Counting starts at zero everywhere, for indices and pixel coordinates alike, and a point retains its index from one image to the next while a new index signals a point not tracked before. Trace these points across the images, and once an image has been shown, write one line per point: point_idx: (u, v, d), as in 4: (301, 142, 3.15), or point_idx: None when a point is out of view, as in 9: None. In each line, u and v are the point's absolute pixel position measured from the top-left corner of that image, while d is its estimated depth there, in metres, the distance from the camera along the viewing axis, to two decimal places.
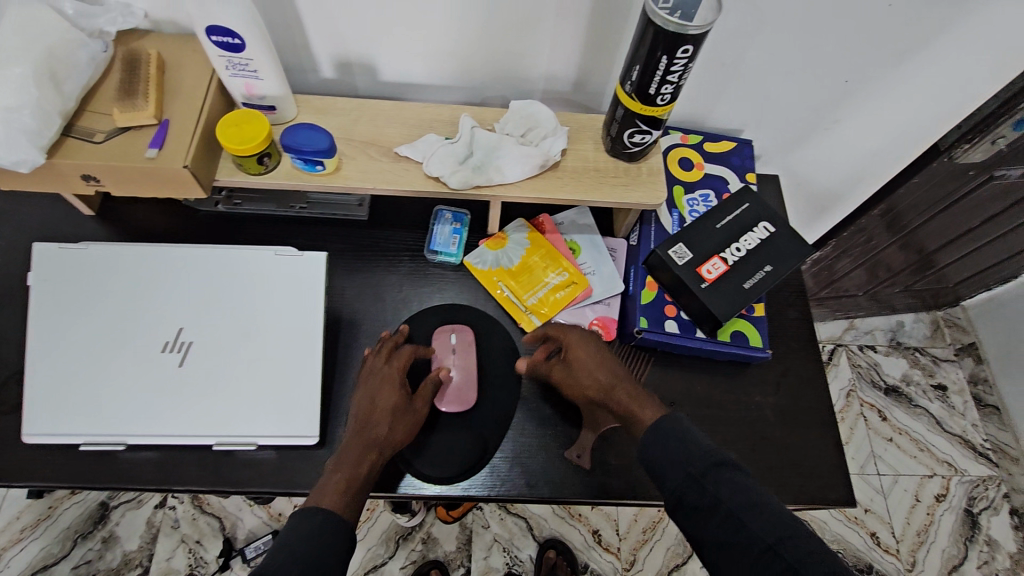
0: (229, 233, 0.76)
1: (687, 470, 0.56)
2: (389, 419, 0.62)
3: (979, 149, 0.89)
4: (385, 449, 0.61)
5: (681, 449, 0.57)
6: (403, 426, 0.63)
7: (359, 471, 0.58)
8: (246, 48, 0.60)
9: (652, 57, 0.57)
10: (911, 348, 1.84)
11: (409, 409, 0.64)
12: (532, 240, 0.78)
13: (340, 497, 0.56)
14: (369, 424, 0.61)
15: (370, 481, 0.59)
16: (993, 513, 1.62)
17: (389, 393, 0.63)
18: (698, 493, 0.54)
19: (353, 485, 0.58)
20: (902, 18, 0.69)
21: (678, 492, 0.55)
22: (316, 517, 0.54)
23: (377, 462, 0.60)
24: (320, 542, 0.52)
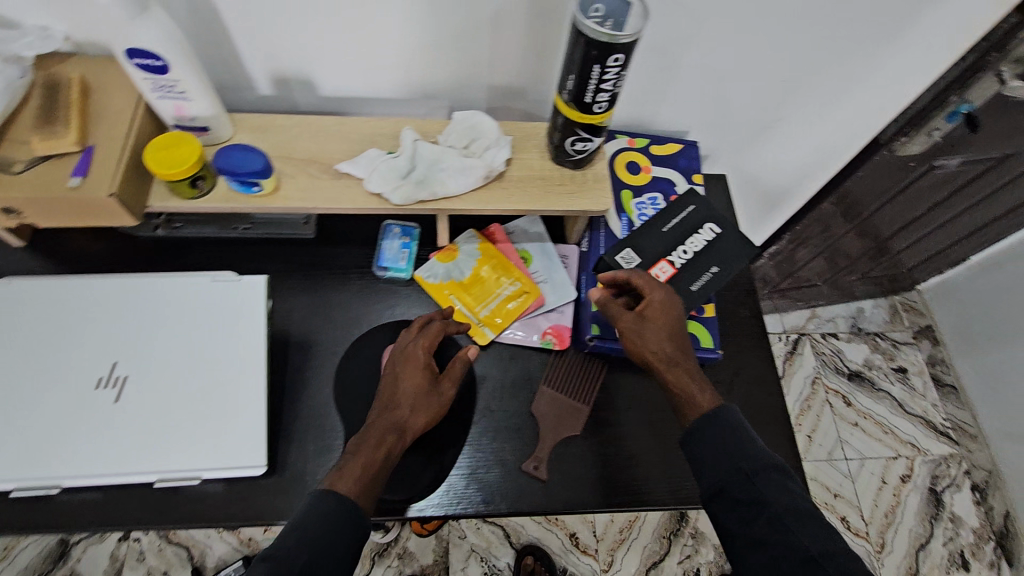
0: (169, 258, 0.74)
1: (738, 466, 0.58)
2: (414, 401, 0.62)
3: (917, 142, 0.91)
4: (407, 433, 0.60)
5: (735, 446, 0.59)
6: (427, 410, 0.62)
7: (378, 453, 0.58)
8: (170, 70, 0.58)
9: (585, 66, 0.58)
10: (872, 334, 1.88)
11: (435, 392, 0.64)
12: (483, 251, 0.78)
13: (355, 481, 0.55)
14: (392, 408, 0.61)
15: (390, 465, 0.58)
16: (956, 490, 1.68)
17: (414, 374, 0.63)
18: (744, 489, 0.57)
19: (370, 471, 0.56)
20: (830, 18, 0.70)
21: (722, 484, 0.58)
22: (330, 500, 0.53)
23: (397, 446, 0.59)
24: (331, 531, 0.51)
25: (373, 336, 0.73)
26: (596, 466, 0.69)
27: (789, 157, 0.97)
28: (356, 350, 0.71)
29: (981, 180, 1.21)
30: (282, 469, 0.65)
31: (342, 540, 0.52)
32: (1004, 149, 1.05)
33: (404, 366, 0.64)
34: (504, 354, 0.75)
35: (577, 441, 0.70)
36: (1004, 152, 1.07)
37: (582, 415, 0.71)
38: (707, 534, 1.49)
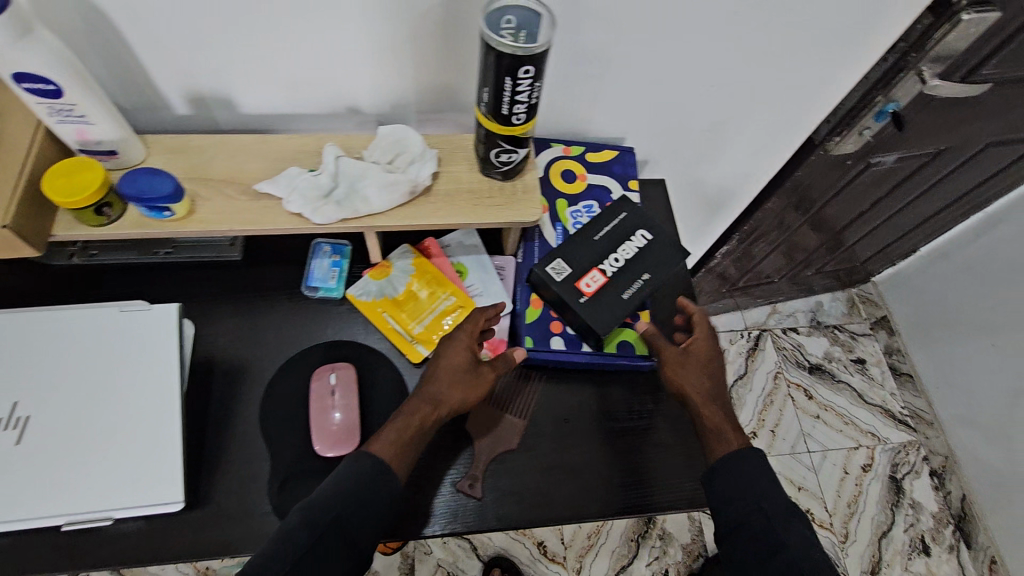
0: (86, 287, 0.71)
1: (759, 505, 0.65)
2: (451, 379, 0.65)
3: (850, 142, 0.92)
4: (443, 411, 0.65)
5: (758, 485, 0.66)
6: (462, 388, 0.65)
7: (412, 422, 0.63)
8: (65, 94, 0.55)
9: (498, 80, 0.57)
10: (831, 326, 1.91)
11: (474, 372, 0.66)
12: (419, 266, 0.76)
13: (391, 447, 0.61)
14: (431, 383, 0.66)
15: (423, 435, 0.63)
16: (915, 476, 1.71)
17: (462, 355, 0.66)
18: (761, 524, 0.64)
19: (404, 441, 0.62)
20: (750, 26, 0.70)
21: (743, 518, 0.65)
22: (367, 461, 0.60)
23: (430, 417, 0.64)
24: (370, 489, 0.59)
25: (303, 359, 0.71)
26: (533, 482, 0.71)
27: (728, 159, 0.97)
28: (286, 374, 0.70)
29: (920, 175, 1.24)
30: (209, 500, 0.63)
31: (375, 502, 0.59)
32: (937, 144, 1.07)
33: (448, 344, 0.67)
34: None
35: (513, 456, 0.72)
36: (937, 147, 1.09)
37: (518, 429, 0.73)
38: (675, 534, 1.49)
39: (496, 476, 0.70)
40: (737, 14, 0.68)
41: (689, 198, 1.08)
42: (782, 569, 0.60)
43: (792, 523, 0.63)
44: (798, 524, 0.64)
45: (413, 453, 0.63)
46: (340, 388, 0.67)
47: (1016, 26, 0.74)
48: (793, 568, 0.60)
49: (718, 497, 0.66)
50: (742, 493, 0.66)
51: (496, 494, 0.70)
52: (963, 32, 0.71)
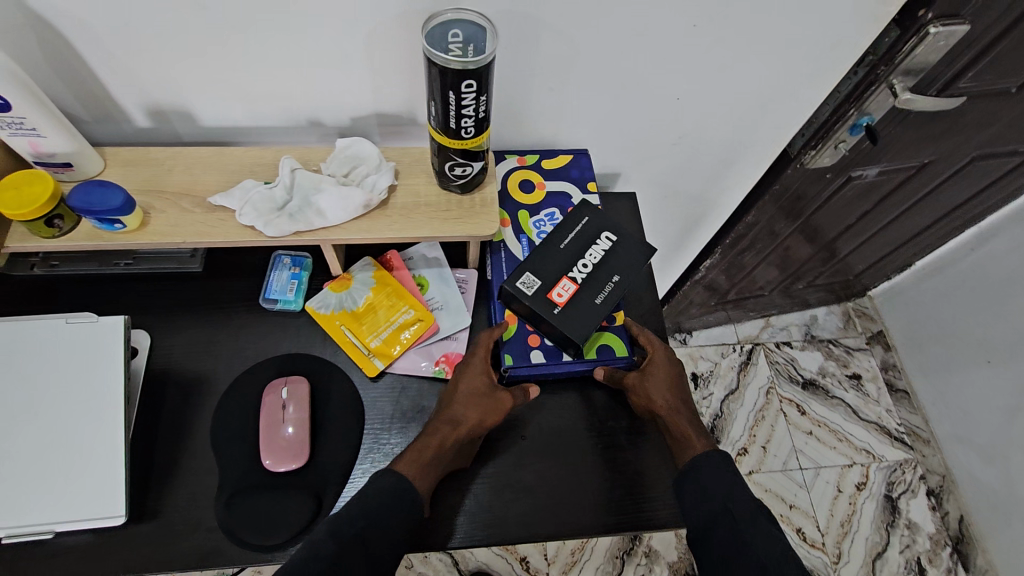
0: (46, 298, 0.71)
1: (726, 507, 0.64)
2: (469, 401, 0.67)
3: (827, 155, 0.89)
4: (463, 432, 0.66)
5: (729, 486, 0.65)
6: (480, 410, 0.67)
7: (433, 441, 0.64)
8: (14, 107, 0.56)
9: (442, 94, 0.57)
10: (825, 340, 1.88)
11: (491, 396, 0.68)
12: (380, 278, 0.76)
13: (413, 464, 0.63)
14: (450, 404, 0.68)
15: (443, 456, 0.65)
16: (911, 496, 1.67)
17: (480, 378, 0.69)
18: (729, 529, 0.62)
19: (426, 458, 0.63)
20: (709, 38, 0.70)
21: (709, 523, 0.63)
22: (390, 477, 0.61)
23: (450, 437, 0.65)
24: (396, 505, 0.60)
25: (257, 372, 0.71)
26: (486, 501, 0.69)
27: (702, 172, 0.96)
28: (240, 386, 0.69)
29: (906, 188, 1.22)
30: (157, 514, 0.62)
31: (399, 515, 0.60)
32: (919, 157, 1.06)
33: (466, 368, 0.70)
34: (396, 385, 0.72)
35: (467, 473, 0.70)
36: (921, 160, 1.08)
37: (477, 446, 0.71)
38: (662, 552, 1.46)
39: (450, 493, 0.69)
40: (694, 27, 0.68)
41: (666, 210, 1.07)
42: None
43: (755, 517, 0.63)
44: (765, 523, 0.63)
45: (433, 471, 0.64)
46: (291, 402, 0.66)
47: (986, 39, 0.73)
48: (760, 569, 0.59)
49: (686, 496, 0.66)
50: (710, 495, 0.65)
51: (450, 511, 0.68)
52: (931, 45, 0.69)
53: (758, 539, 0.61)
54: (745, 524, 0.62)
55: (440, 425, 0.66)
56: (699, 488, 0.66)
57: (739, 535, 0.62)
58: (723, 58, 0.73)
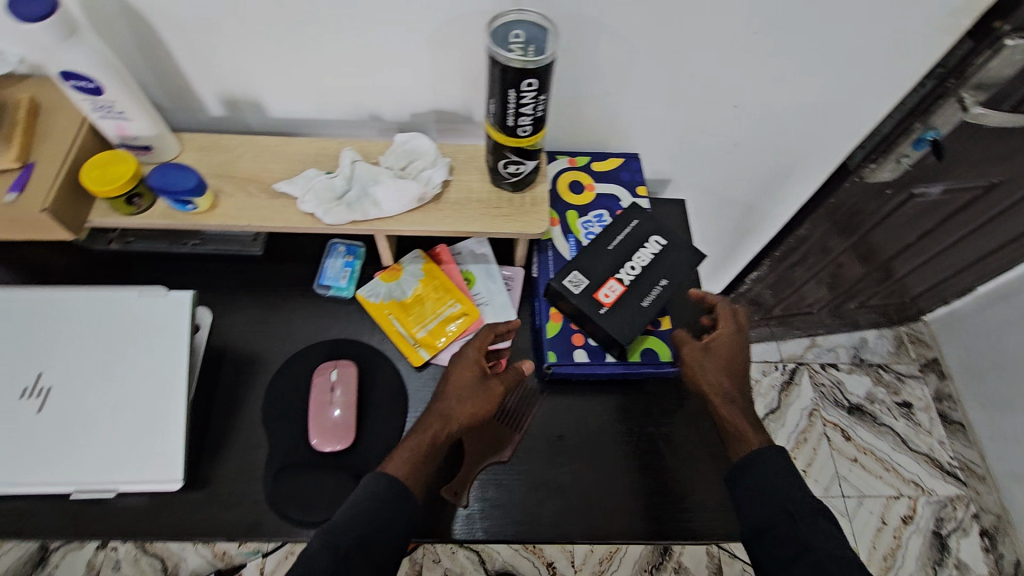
0: (120, 272, 0.76)
1: (786, 508, 0.61)
2: (459, 395, 0.65)
3: (888, 167, 0.87)
4: (453, 425, 0.64)
5: (786, 487, 0.62)
6: (472, 403, 0.64)
7: (423, 439, 0.62)
8: (105, 91, 0.60)
9: (502, 92, 0.58)
10: (875, 365, 1.81)
11: (482, 386, 0.66)
12: (428, 270, 0.77)
13: (404, 465, 0.60)
14: (438, 399, 0.65)
15: (435, 453, 0.63)
16: (962, 534, 1.58)
17: (468, 370, 0.66)
18: (790, 531, 0.60)
19: (417, 457, 0.61)
20: (771, 45, 0.69)
21: (768, 522, 0.61)
22: (382, 482, 0.59)
23: (440, 433, 0.63)
24: (392, 510, 0.58)
25: (307, 354, 0.73)
26: (521, 497, 0.69)
27: (754, 182, 0.95)
28: (291, 367, 0.72)
29: (972, 207, 1.17)
30: (206, 483, 0.65)
31: (400, 520, 0.58)
32: (989, 176, 1.01)
33: (456, 360, 0.67)
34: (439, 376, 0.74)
35: (503, 468, 0.71)
36: (991, 179, 1.03)
37: (513, 442, 0.72)
38: (692, 569, 1.43)
39: (486, 486, 0.69)
40: (757, 32, 0.67)
41: (716, 219, 1.06)
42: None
43: (815, 517, 0.60)
44: (827, 523, 0.60)
45: (426, 470, 0.62)
46: (339, 386, 0.69)
47: None
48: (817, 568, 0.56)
49: (742, 495, 0.64)
50: (769, 496, 0.62)
51: (486, 504, 0.69)
52: (1007, 58, 0.66)
53: (820, 542, 0.58)
54: (806, 524, 0.59)
55: (429, 421, 0.63)
56: (756, 489, 0.63)
57: (797, 532, 0.59)
58: (785, 64, 0.71)
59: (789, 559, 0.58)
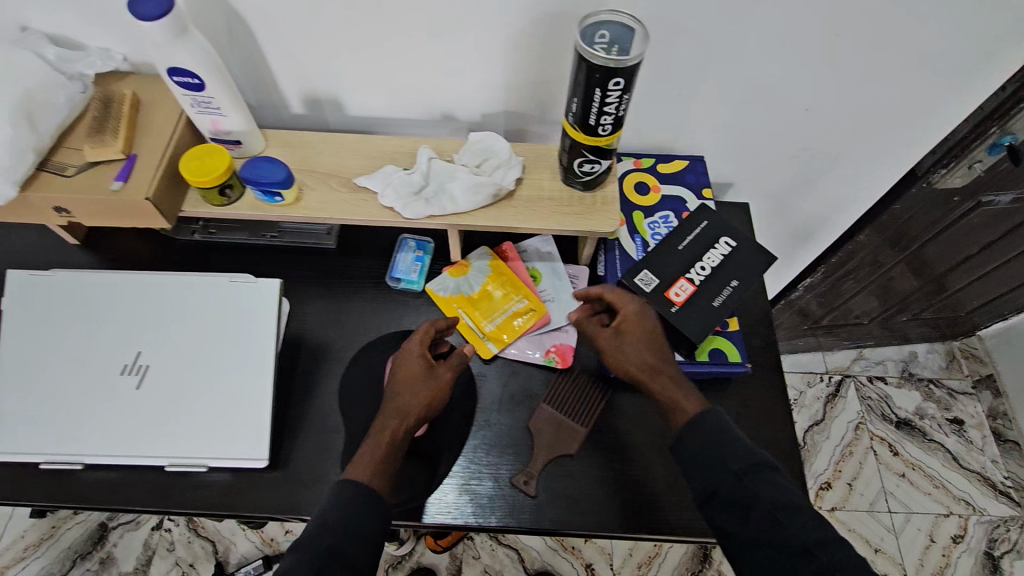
0: (204, 261, 0.80)
1: (729, 467, 0.58)
2: (410, 390, 0.66)
3: (957, 175, 0.87)
4: (408, 417, 0.64)
5: (726, 446, 0.59)
6: (422, 394, 0.65)
7: (381, 440, 0.62)
8: (206, 88, 0.63)
9: (588, 90, 0.59)
10: (924, 380, 1.76)
11: (430, 376, 0.67)
12: (495, 267, 0.79)
13: (367, 468, 0.60)
14: (391, 399, 0.66)
15: (397, 449, 0.63)
16: (1018, 557, 1.50)
17: (411, 364, 0.67)
18: (736, 490, 0.57)
19: (378, 456, 0.61)
20: (850, 48, 0.69)
21: (715, 485, 0.58)
22: (347, 487, 0.58)
23: (398, 430, 0.64)
24: (359, 518, 0.56)
25: (379, 344, 0.75)
26: (587, 489, 0.69)
27: (817, 188, 0.94)
28: (364, 356, 0.74)
29: None
30: (285, 464, 0.68)
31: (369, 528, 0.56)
32: None
33: (401, 358, 0.68)
34: (504, 369, 0.76)
35: (570, 461, 0.71)
36: None
37: (580, 437, 0.71)
38: None
39: (554, 477, 0.70)
40: (837, 35, 0.67)
41: (775, 224, 1.05)
42: (767, 542, 0.53)
43: (757, 468, 0.58)
44: (769, 473, 0.57)
45: (391, 466, 0.62)
46: None
47: None
48: (773, 522, 0.54)
49: (687, 458, 0.61)
50: (714, 456, 0.59)
51: (554, 494, 0.69)
52: None
53: (768, 499, 0.55)
54: (751, 479, 0.57)
55: (383, 421, 0.64)
56: (698, 450, 0.60)
57: (745, 490, 0.56)
58: (862, 67, 0.71)
59: (743, 519, 0.55)
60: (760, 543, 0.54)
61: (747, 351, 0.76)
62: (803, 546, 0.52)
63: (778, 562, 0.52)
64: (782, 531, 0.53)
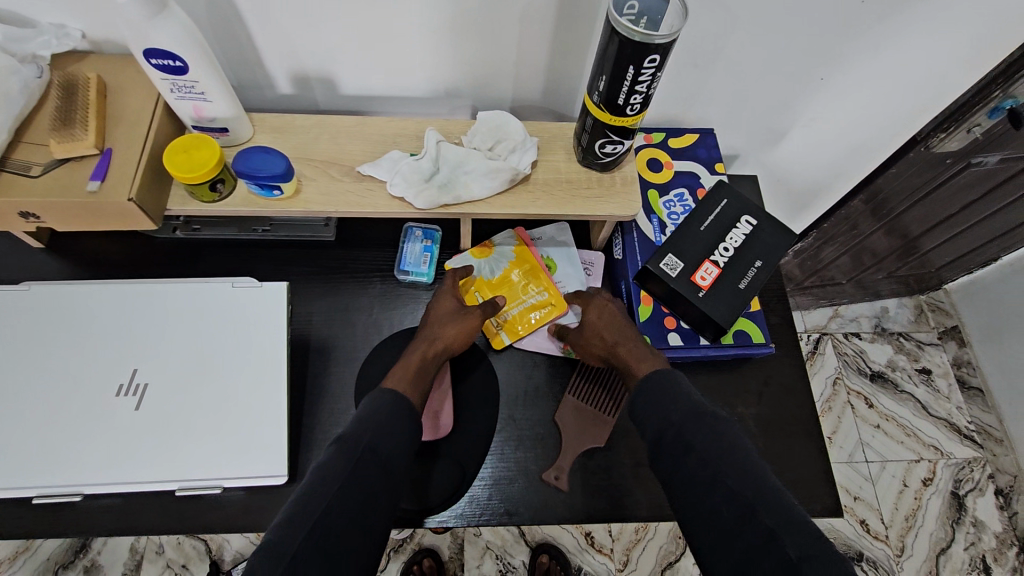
0: (191, 260, 0.73)
1: (670, 418, 0.59)
2: (444, 319, 0.68)
3: (956, 139, 0.83)
4: (441, 344, 0.66)
5: (671, 400, 0.60)
6: (454, 326, 0.67)
7: (412, 359, 0.64)
8: (190, 71, 0.56)
9: (619, 67, 0.54)
10: (896, 333, 1.70)
11: (463, 312, 0.69)
12: (521, 253, 0.76)
13: (403, 380, 0.62)
14: (423, 327, 0.68)
15: (427, 369, 0.64)
16: (979, 494, 1.51)
17: (446, 301, 0.70)
18: (674, 437, 0.58)
19: (411, 372, 0.63)
20: (872, 15, 0.66)
21: (659, 434, 0.59)
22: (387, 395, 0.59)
23: (428, 353, 0.65)
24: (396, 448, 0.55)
25: (392, 342, 0.71)
26: (619, 480, 0.69)
27: (818, 159, 0.93)
28: (379, 355, 0.71)
29: (1014, 182, 1.11)
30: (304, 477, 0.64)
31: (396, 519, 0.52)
32: None
33: (435, 296, 0.71)
34: (526, 360, 0.74)
35: (600, 452, 0.70)
36: None
37: (609, 427, 0.70)
38: None
39: (586, 471, 0.69)
40: (862, 5, 0.64)
41: (775, 195, 1.05)
42: (703, 492, 0.54)
43: (699, 419, 0.58)
44: (711, 421, 0.58)
45: (421, 383, 0.63)
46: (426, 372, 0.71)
47: None
48: (710, 471, 0.55)
49: (638, 408, 0.63)
50: (659, 406, 0.61)
51: (587, 489, 0.68)
52: None
53: (716, 454, 0.55)
54: (692, 428, 0.58)
55: (415, 344, 0.65)
56: (647, 399, 0.62)
57: (685, 439, 0.57)
58: (882, 37, 0.69)
59: (683, 466, 0.56)
60: (697, 495, 0.54)
61: (767, 329, 0.77)
62: (735, 493, 0.53)
63: (711, 509, 0.53)
64: (717, 473, 0.54)
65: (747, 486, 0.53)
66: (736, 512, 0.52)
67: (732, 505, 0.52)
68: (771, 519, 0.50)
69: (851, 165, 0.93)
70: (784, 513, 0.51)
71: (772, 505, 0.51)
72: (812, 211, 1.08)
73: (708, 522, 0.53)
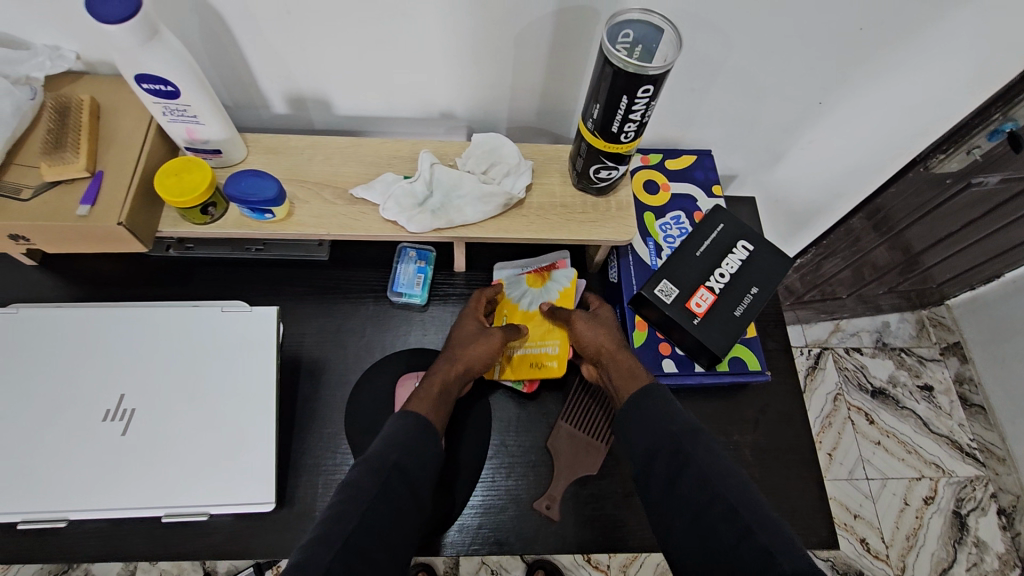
0: (183, 279, 0.73)
1: (669, 433, 0.59)
2: (465, 340, 0.68)
3: (956, 160, 0.82)
4: (463, 366, 0.66)
5: (666, 416, 0.60)
6: (475, 348, 0.67)
7: (436, 378, 0.65)
8: (181, 95, 0.55)
9: (613, 97, 0.54)
10: (897, 349, 1.67)
11: (485, 335, 0.68)
12: (565, 299, 0.73)
13: (425, 403, 0.62)
14: (446, 348, 0.68)
15: (447, 394, 0.64)
16: (981, 514, 1.49)
17: (468, 322, 0.69)
18: (670, 458, 0.58)
19: (433, 394, 0.63)
20: (870, 42, 0.65)
21: (652, 454, 0.59)
22: (411, 419, 0.59)
23: (449, 374, 0.65)
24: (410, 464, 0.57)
25: (384, 365, 0.71)
26: (610, 508, 0.68)
27: (817, 180, 0.92)
28: (371, 378, 0.70)
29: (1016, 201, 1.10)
30: (291, 502, 0.64)
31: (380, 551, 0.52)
32: None
33: (458, 318, 0.70)
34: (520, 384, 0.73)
35: (592, 481, 0.69)
36: None
37: (601, 454, 0.70)
38: None
39: (578, 499, 0.68)
40: (861, 31, 0.64)
41: (774, 215, 1.04)
42: (700, 509, 0.54)
43: (697, 435, 0.59)
44: (705, 437, 0.58)
45: (443, 406, 0.63)
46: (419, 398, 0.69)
47: None
48: (706, 489, 0.55)
49: (626, 427, 0.62)
50: (653, 425, 0.60)
51: (578, 517, 0.67)
52: None
53: (719, 479, 0.55)
54: (690, 445, 0.58)
55: (439, 363, 0.66)
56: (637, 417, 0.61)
57: (682, 458, 0.57)
58: (881, 63, 0.68)
59: (678, 487, 0.56)
60: (694, 512, 0.54)
61: (763, 354, 0.76)
62: (733, 509, 0.52)
63: (710, 526, 0.53)
64: (711, 486, 0.54)
65: (743, 510, 0.52)
66: (733, 539, 0.51)
67: (731, 522, 0.52)
68: (767, 536, 0.50)
69: (851, 186, 0.92)
70: (777, 532, 0.50)
71: (767, 524, 0.51)
72: (811, 229, 1.07)
73: (705, 543, 0.53)
